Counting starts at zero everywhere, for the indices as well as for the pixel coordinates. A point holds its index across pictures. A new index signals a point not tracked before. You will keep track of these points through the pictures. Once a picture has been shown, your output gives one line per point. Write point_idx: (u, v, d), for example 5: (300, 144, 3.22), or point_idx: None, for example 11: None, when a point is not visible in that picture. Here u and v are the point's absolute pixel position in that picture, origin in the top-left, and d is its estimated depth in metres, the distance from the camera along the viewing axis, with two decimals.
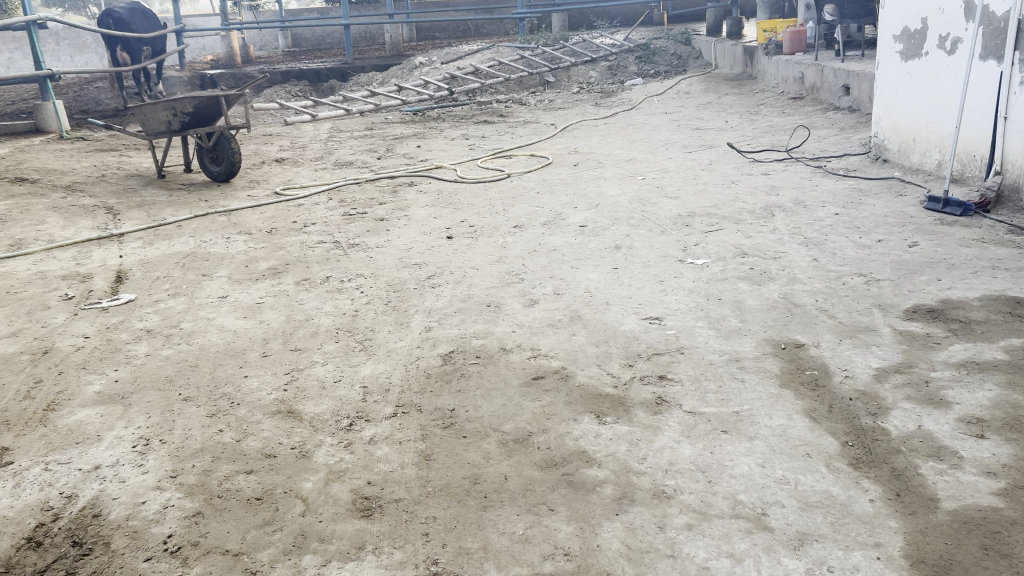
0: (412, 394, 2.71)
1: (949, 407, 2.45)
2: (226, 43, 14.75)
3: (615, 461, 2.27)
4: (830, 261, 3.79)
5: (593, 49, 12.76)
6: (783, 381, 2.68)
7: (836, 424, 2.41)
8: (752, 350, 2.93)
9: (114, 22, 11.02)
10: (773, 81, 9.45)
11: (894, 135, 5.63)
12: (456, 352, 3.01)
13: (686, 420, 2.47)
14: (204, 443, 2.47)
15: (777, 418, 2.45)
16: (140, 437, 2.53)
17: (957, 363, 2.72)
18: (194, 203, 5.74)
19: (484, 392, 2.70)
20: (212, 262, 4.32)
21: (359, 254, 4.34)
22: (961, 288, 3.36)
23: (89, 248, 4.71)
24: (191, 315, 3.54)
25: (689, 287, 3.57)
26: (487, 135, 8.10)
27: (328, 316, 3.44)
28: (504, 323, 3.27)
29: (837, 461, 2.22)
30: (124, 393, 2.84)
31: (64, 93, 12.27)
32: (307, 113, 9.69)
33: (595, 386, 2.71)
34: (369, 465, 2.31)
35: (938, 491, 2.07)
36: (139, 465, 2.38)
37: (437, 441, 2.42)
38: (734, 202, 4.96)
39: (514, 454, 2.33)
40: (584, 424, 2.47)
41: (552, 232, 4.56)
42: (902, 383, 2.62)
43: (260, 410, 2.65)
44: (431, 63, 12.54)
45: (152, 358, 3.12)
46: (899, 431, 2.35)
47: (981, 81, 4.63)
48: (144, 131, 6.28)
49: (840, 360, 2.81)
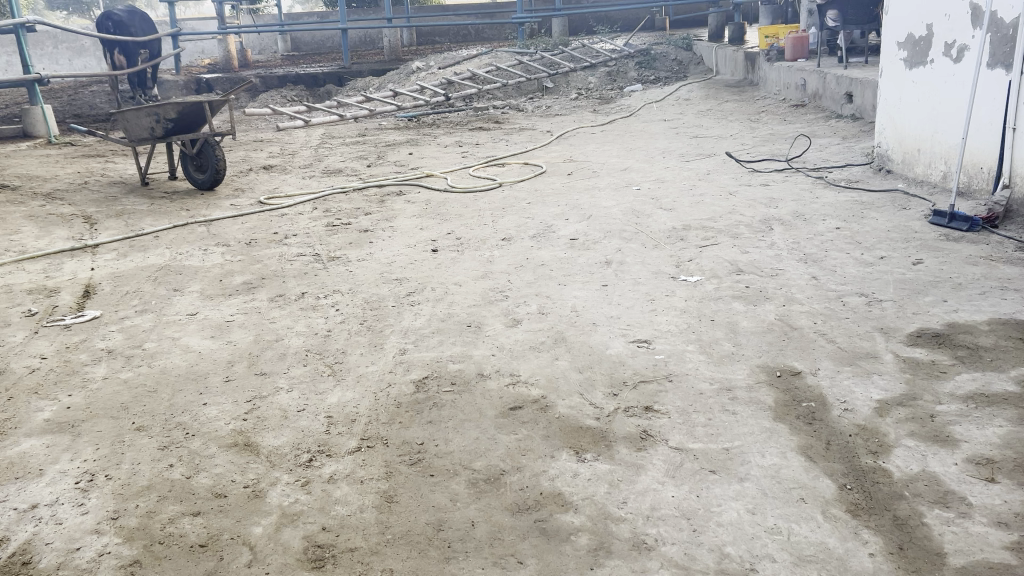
0: (380, 425, 2.53)
1: (956, 445, 2.27)
2: (223, 47, 14.53)
3: (592, 505, 2.09)
4: (830, 280, 3.60)
5: (593, 53, 12.57)
6: (777, 414, 2.50)
7: (834, 464, 2.22)
8: (745, 378, 2.74)
9: (111, 25, 10.89)
10: (775, 88, 9.27)
11: (897, 144, 5.45)
12: (430, 378, 2.83)
13: (672, 457, 2.29)
14: (152, 480, 2.29)
15: (770, 457, 2.27)
16: (84, 472, 2.35)
17: (965, 395, 2.54)
18: (175, 212, 5.57)
19: (456, 425, 2.52)
20: (185, 276, 4.14)
21: (338, 268, 4.17)
22: (968, 311, 3.17)
23: (61, 260, 4.54)
24: (156, 335, 3.36)
25: (681, 307, 3.39)
26: (481, 142, 7.94)
27: (298, 336, 3.26)
28: (483, 345, 3.09)
29: (833, 508, 2.04)
30: (75, 421, 2.66)
31: (59, 97, 12.09)
32: (299, 120, 9.59)
33: (575, 418, 2.53)
34: (325, 507, 2.13)
35: (945, 545, 1.88)
36: (79, 505, 2.20)
37: (401, 480, 2.24)
38: (731, 215, 4.78)
39: (483, 497, 2.15)
40: (561, 462, 2.29)
41: (540, 246, 4.38)
42: (905, 418, 2.43)
43: (215, 443, 2.47)
44: (427, 69, 12.35)
45: (109, 382, 2.94)
46: (903, 472, 2.17)
47: (988, 90, 4.46)
48: (127, 138, 6.12)
49: (839, 391, 2.62)
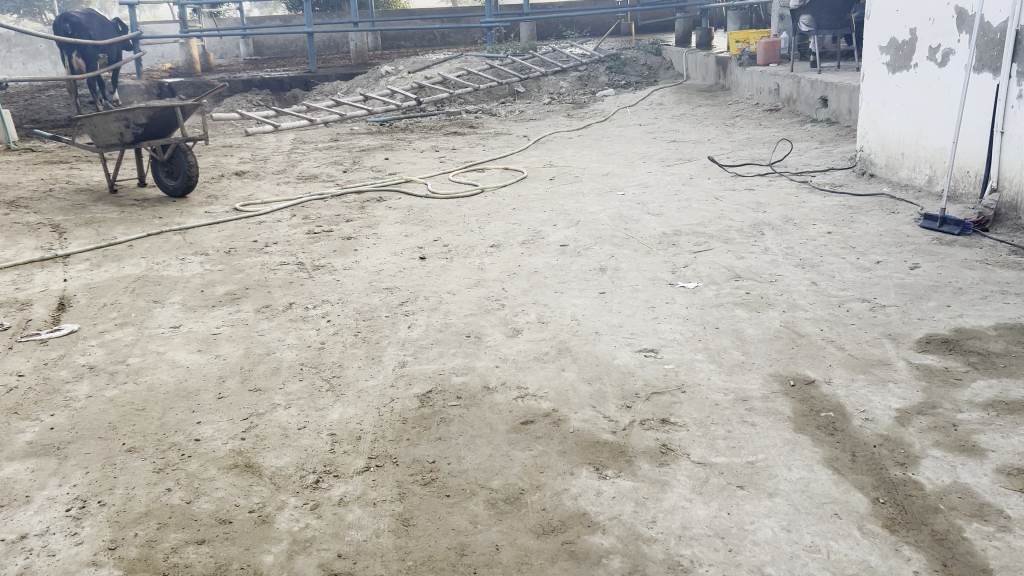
0: (387, 443, 2.42)
1: (983, 455, 2.22)
2: (185, 51, 14.24)
3: (621, 525, 2.00)
4: (829, 285, 3.56)
5: (562, 58, 12.44)
6: (798, 425, 2.43)
7: (863, 477, 2.16)
8: (760, 388, 2.67)
9: (70, 27, 10.67)
10: (747, 92, 9.31)
11: (881, 148, 5.45)
12: (434, 393, 2.72)
13: (696, 472, 2.21)
14: (150, 506, 2.16)
15: (798, 470, 2.20)
16: (75, 498, 2.21)
17: (984, 403, 2.49)
18: (148, 220, 5.39)
19: (468, 441, 2.41)
20: (164, 287, 3.98)
21: (325, 277, 4.04)
22: (973, 315, 3.14)
23: (31, 271, 4.35)
24: (139, 349, 3.21)
25: (683, 315, 3.32)
26: (457, 147, 7.83)
27: (291, 350, 3.13)
28: (486, 357, 2.99)
29: (869, 523, 1.97)
30: (59, 443, 2.51)
31: (16, 101, 11.76)
32: (269, 123, 9.41)
33: (591, 432, 2.44)
34: (338, 532, 2.02)
35: (990, 561, 1.82)
36: (72, 535, 2.06)
37: (417, 502, 2.13)
38: (721, 220, 4.73)
39: (505, 518, 2.05)
40: (582, 479, 2.20)
41: (531, 253, 4.29)
42: (927, 427, 2.38)
43: (214, 464, 2.34)
44: (396, 73, 12.22)
45: (94, 400, 2.79)
46: (934, 484, 2.11)
47: (976, 94, 4.46)
48: (95, 143, 5.91)
49: (857, 400, 2.56)
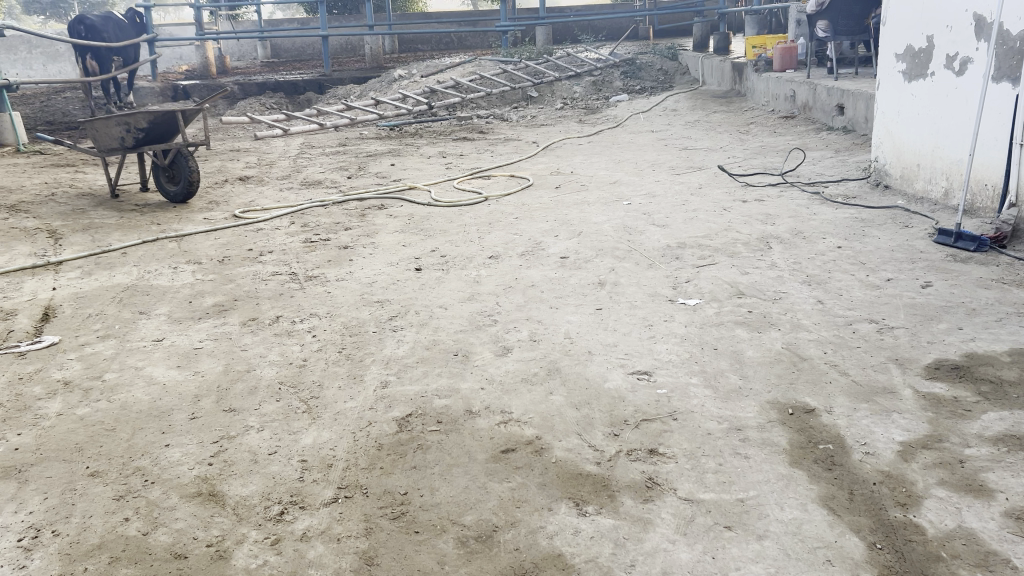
0: (359, 471, 2.30)
1: (991, 496, 2.07)
2: (201, 53, 14.22)
3: (597, 569, 1.87)
4: (836, 304, 3.41)
5: (577, 63, 12.31)
6: (793, 458, 2.29)
7: (860, 518, 2.02)
8: (756, 416, 2.54)
9: (84, 29, 10.64)
10: (762, 99, 9.15)
11: (896, 159, 5.28)
12: (413, 417, 2.60)
13: (682, 511, 2.08)
14: (105, 537, 2.05)
15: (790, 510, 2.06)
16: (28, 527, 2.11)
17: (994, 437, 2.34)
18: (145, 227, 5.31)
19: (443, 471, 2.29)
20: (152, 297, 3.89)
21: (317, 289, 3.94)
22: (987, 339, 2.98)
23: (21, 279, 4.27)
24: (118, 364, 3.12)
25: (681, 334, 3.18)
26: (465, 153, 7.72)
27: (271, 367, 3.02)
28: (471, 378, 2.86)
29: (864, 572, 1.84)
30: (21, 465, 2.42)
31: (31, 103, 11.77)
32: (278, 127, 9.33)
33: (573, 463, 2.31)
34: (297, 572, 1.90)
35: None
36: (20, 569, 1.96)
37: (383, 538, 2.01)
38: (728, 233, 4.58)
39: (474, 559, 1.93)
40: (560, 516, 2.07)
41: (529, 265, 4.17)
42: (932, 464, 2.23)
43: (177, 492, 2.24)
44: (409, 77, 12.13)
45: (63, 419, 2.70)
46: (936, 529, 1.97)
47: (994, 105, 4.29)
48: (96, 147, 5.84)
49: (858, 432, 2.41)
